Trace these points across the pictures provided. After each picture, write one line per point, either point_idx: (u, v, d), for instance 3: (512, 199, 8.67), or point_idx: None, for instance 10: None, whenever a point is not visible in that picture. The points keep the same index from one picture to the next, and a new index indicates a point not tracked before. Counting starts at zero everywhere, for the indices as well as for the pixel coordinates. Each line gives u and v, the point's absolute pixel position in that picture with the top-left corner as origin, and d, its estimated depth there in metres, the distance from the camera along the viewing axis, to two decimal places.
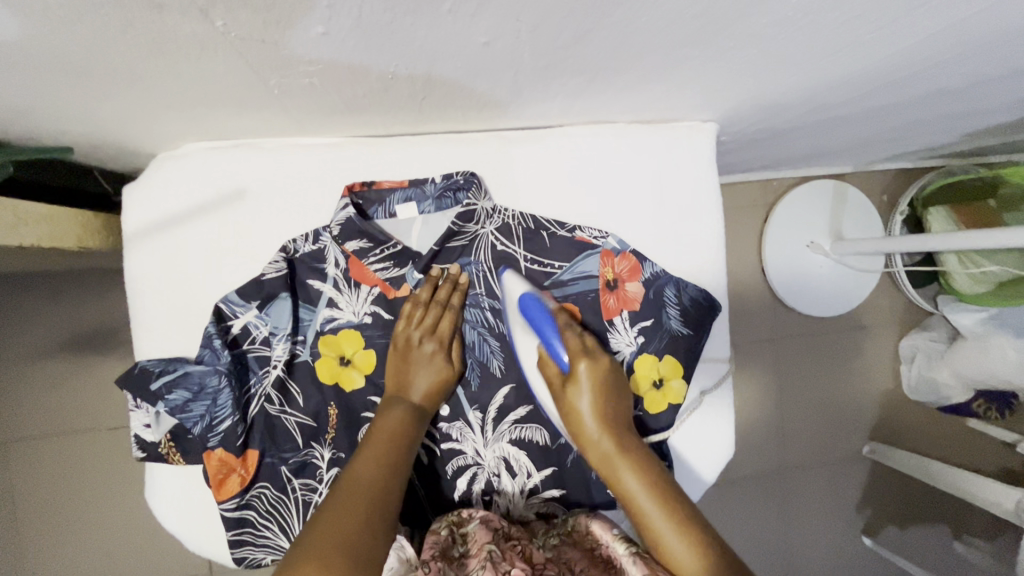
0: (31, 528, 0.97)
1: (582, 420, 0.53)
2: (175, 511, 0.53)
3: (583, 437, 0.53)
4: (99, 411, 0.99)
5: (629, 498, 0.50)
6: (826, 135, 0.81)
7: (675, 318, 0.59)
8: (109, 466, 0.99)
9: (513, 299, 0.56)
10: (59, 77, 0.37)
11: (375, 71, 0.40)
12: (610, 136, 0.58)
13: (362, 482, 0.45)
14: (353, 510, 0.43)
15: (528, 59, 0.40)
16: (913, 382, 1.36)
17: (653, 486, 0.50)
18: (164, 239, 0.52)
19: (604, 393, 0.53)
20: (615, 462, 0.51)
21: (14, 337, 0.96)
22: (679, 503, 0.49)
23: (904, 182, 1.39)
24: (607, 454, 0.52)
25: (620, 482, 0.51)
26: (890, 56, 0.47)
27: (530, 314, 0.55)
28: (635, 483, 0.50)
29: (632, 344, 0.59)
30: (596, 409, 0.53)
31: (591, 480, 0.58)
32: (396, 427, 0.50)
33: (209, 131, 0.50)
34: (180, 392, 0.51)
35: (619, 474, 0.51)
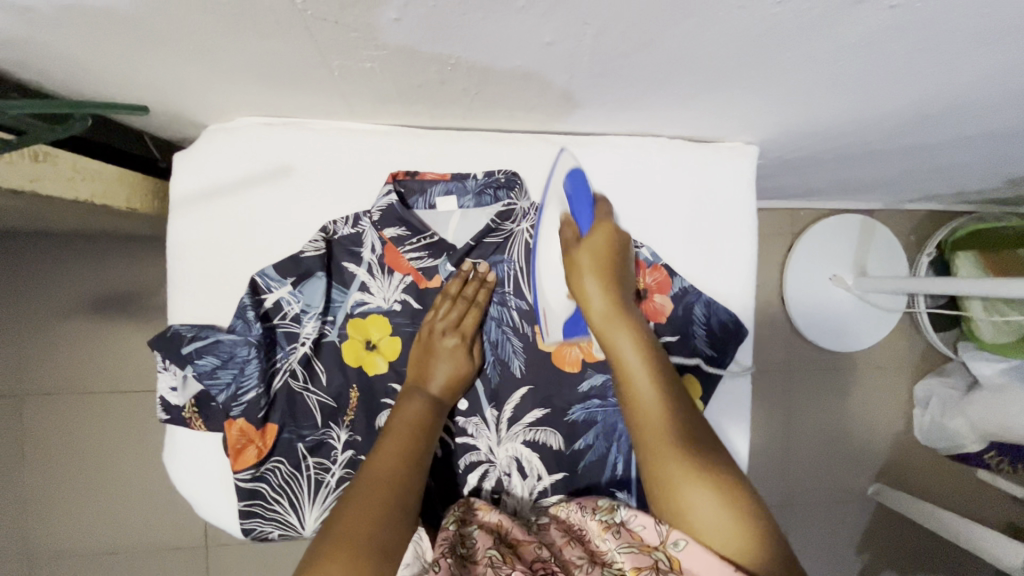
0: (38, 482, 0.99)
1: (586, 285, 0.53)
2: (190, 477, 0.54)
3: (584, 299, 0.53)
4: (114, 372, 1.00)
5: (626, 373, 0.50)
6: (864, 168, 0.80)
7: (701, 338, 0.60)
8: (118, 427, 1.01)
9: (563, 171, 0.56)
10: (135, 41, 0.38)
11: (436, 62, 0.40)
12: (651, 149, 0.59)
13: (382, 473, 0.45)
14: (374, 503, 0.42)
15: (587, 64, 0.40)
16: (925, 427, 1.34)
17: (650, 361, 0.49)
18: (209, 207, 0.53)
19: (610, 273, 0.54)
20: (615, 326, 0.51)
21: (43, 293, 0.98)
22: (677, 399, 0.48)
23: (934, 224, 1.37)
24: (611, 320, 0.51)
25: (617, 349, 0.50)
26: (946, 94, 0.47)
27: (573, 189, 0.56)
28: (633, 352, 0.50)
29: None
30: (603, 285, 0.53)
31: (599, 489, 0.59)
32: (416, 414, 0.50)
33: (264, 107, 0.51)
34: (209, 359, 0.51)
35: (617, 339, 0.51)
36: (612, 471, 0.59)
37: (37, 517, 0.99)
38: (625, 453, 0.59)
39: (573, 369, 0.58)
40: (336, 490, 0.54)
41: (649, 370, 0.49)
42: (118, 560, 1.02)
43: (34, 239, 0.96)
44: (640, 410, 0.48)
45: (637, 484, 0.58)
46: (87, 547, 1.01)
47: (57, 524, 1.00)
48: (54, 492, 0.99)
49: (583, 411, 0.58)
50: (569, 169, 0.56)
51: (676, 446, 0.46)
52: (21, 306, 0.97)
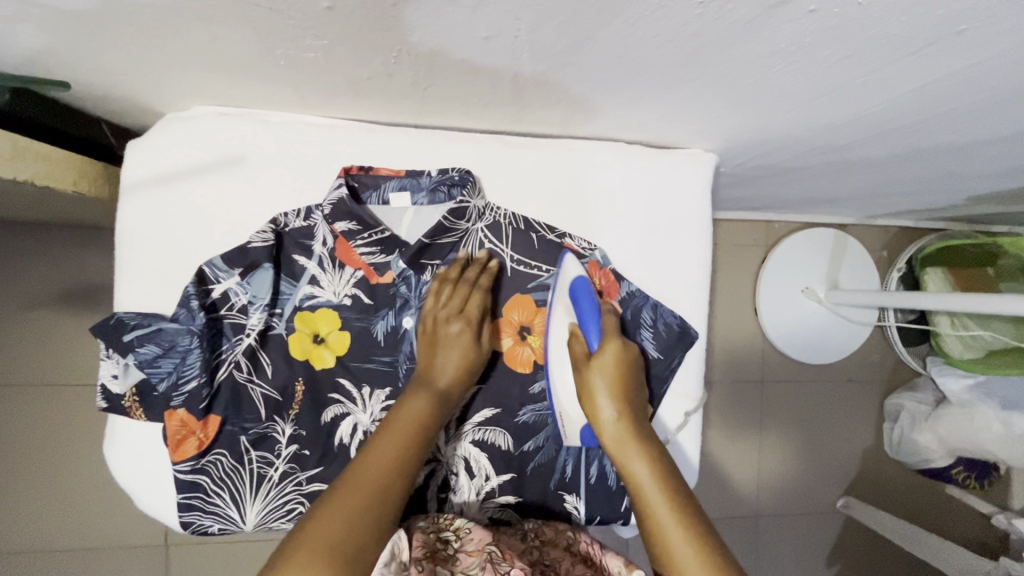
0: None
1: (599, 404, 0.54)
2: (128, 468, 0.53)
3: (597, 419, 0.54)
4: (73, 364, 0.99)
5: (637, 486, 0.50)
6: (826, 180, 0.82)
7: (649, 340, 0.60)
8: (74, 421, 0.99)
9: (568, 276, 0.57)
10: (76, 23, 0.38)
11: (380, 53, 0.41)
12: (608, 152, 0.59)
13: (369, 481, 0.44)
14: (350, 511, 0.41)
15: (529, 61, 0.41)
16: (895, 442, 1.34)
17: (667, 488, 0.49)
18: (158, 194, 0.52)
19: (622, 389, 0.54)
20: (626, 446, 0.52)
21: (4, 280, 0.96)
22: (690, 507, 0.48)
23: (906, 241, 1.40)
24: (624, 440, 0.52)
25: (629, 469, 0.51)
26: (885, 103, 0.49)
27: (580, 299, 0.57)
28: (644, 471, 0.50)
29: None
30: (616, 401, 0.54)
31: (547, 490, 0.59)
32: (416, 413, 0.50)
33: (217, 95, 0.51)
34: (150, 347, 0.50)
35: (629, 459, 0.51)
36: (560, 473, 0.59)
37: None
38: (573, 456, 0.59)
39: (524, 368, 0.58)
40: (278, 485, 0.53)
41: (659, 480, 0.50)
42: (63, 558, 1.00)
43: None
44: (649, 518, 0.48)
45: (585, 487, 0.59)
46: (31, 544, 0.99)
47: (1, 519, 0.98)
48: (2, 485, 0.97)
49: (533, 412, 0.58)
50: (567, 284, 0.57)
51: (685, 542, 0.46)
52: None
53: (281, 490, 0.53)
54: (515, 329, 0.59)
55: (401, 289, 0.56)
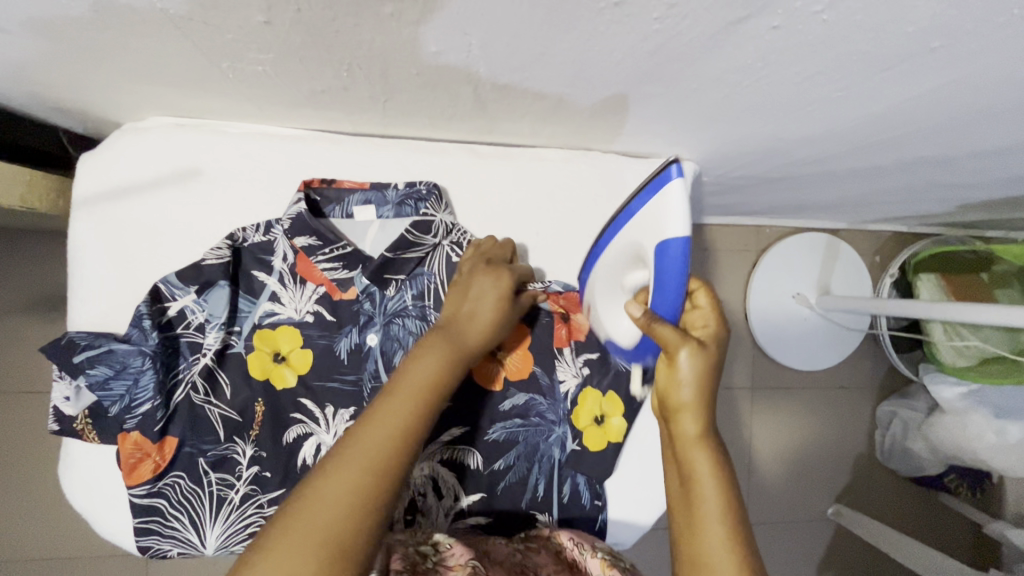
0: None
1: (679, 377, 0.44)
2: (83, 491, 0.51)
3: (671, 386, 0.45)
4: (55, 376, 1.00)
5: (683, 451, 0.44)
6: (811, 189, 0.80)
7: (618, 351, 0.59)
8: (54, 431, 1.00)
9: (654, 238, 0.46)
10: (8, 36, 0.36)
11: (329, 67, 0.39)
12: (581, 164, 0.58)
13: (367, 463, 0.34)
14: (352, 484, 0.33)
15: (486, 74, 0.39)
16: (887, 449, 1.34)
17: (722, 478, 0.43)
18: (110, 209, 0.51)
19: (709, 371, 0.45)
20: (688, 421, 0.45)
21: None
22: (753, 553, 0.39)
23: (899, 246, 1.38)
24: (689, 419, 0.44)
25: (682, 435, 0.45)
26: (862, 117, 0.47)
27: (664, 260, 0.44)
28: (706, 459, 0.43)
29: (576, 377, 0.59)
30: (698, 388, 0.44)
31: (520, 513, 0.57)
32: (431, 369, 0.41)
33: (172, 106, 0.49)
34: (101, 368, 0.48)
35: (685, 429, 0.45)
36: (531, 495, 0.57)
37: None
38: (544, 475, 0.58)
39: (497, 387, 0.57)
40: (240, 508, 0.52)
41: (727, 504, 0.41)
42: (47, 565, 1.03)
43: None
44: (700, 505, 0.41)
45: (558, 506, 0.57)
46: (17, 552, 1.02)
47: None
48: None
49: (504, 430, 0.57)
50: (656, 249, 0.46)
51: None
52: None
53: (242, 513, 0.52)
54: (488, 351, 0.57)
55: (366, 305, 0.54)
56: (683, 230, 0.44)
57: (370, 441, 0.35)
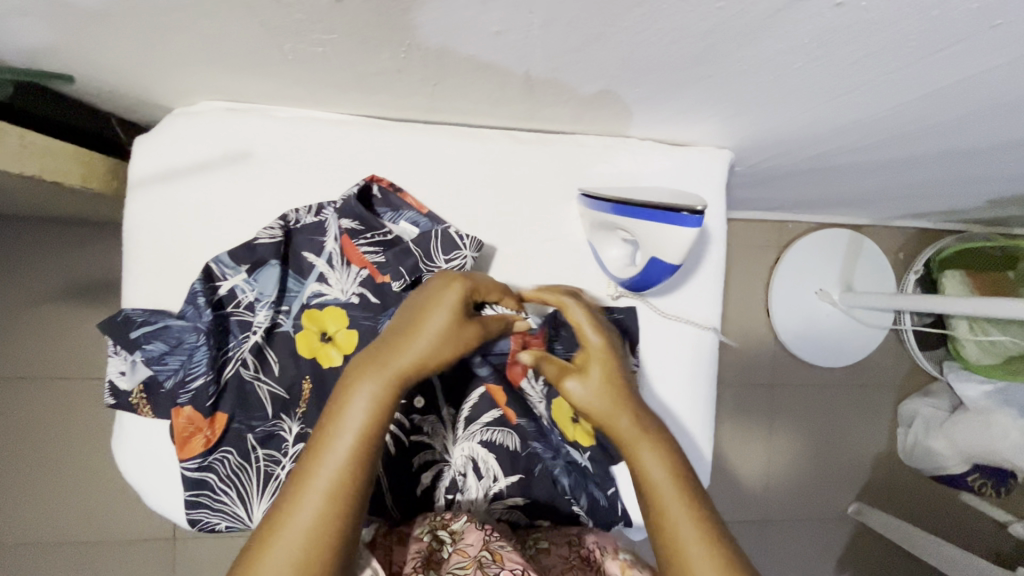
0: (13, 461, 1.04)
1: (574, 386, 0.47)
2: (135, 466, 0.53)
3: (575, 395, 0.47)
4: (97, 362, 1.05)
5: (640, 469, 0.43)
6: (842, 181, 0.80)
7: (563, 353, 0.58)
8: (97, 413, 1.06)
9: (652, 250, 0.52)
10: (86, 17, 0.38)
11: (389, 49, 0.40)
12: (620, 150, 0.59)
13: (302, 535, 0.35)
14: (292, 537, 0.34)
15: (541, 56, 0.40)
16: (909, 449, 1.32)
17: (678, 476, 0.42)
18: (166, 190, 0.52)
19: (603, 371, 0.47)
20: (635, 430, 0.44)
21: (31, 276, 1.02)
22: (711, 516, 0.41)
23: (923, 243, 1.37)
24: (631, 423, 0.45)
25: (636, 455, 0.44)
26: (907, 103, 0.47)
27: (654, 269, 0.53)
28: (654, 462, 0.43)
29: (542, 398, 0.59)
30: (601, 387, 0.47)
31: (552, 515, 0.57)
32: (362, 421, 0.38)
33: (226, 90, 0.51)
34: (157, 344, 0.50)
35: (637, 445, 0.44)
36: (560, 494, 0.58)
37: (12, 496, 1.04)
38: (575, 475, 0.58)
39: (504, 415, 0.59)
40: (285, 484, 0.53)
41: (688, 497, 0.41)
42: (88, 549, 1.07)
43: (25, 222, 1.01)
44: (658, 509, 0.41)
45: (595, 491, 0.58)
46: (60, 535, 1.06)
47: (29, 510, 1.05)
48: (29, 470, 1.05)
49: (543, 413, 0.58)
50: (651, 257, 0.53)
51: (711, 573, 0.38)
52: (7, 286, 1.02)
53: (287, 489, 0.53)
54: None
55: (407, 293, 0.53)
56: (676, 260, 0.52)
57: (307, 504, 0.35)
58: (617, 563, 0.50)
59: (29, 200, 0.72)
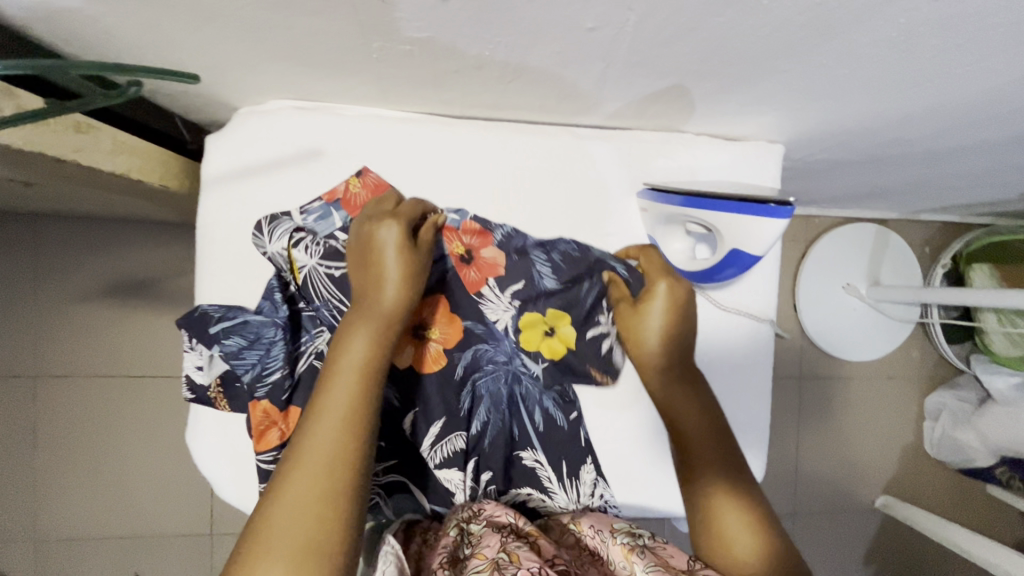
0: (57, 458, 1.06)
1: (648, 343, 0.57)
2: (211, 459, 0.54)
3: (645, 357, 0.58)
4: (139, 360, 1.07)
5: (682, 433, 0.56)
6: (883, 174, 0.81)
7: (547, 276, 0.58)
8: (139, 410, 1.07)
9: (734, 243, 0.52)
10: (187, 19, 0.39)
11: (476, 46, 0.41)
12: (678, 145, 0.59)
13: (322, 464, 0.41)
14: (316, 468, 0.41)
15: (625, 51, 0.41)
16: (935, 440, 1.34)
17: (713, 438, 0.55)
18: (238, 187, 0.53)
19: (669, 333, 0.57)
20: (676, 396, 0.57)
21: (76, 275, 1.04)
22: (731, 469, 0.54)
23: (949, 236, 1.37)
24: (673, 386, 0.57)
25: (678, 415, 0.56)
26: (973, 94, 0.48)
27: (731, 260, 0.54)
28: (694, 422, 0.56)
29: (509, 310, 0.57)
30: (664, 344, 0.57)
31: (506, 449, 0.58)
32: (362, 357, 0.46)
33: (300, 89, 0.51)
34: (235, 339, 0.51)
35: (678, 412, 0.56)
36: (502, 432, 0.58)
37: (55, 493, 1.06)
38: (508, 410, 0.58)
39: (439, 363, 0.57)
40: None
41: (717, 457, 0.54)
42: (130, 544, 1.08)
43: (69, 222, 1.03)
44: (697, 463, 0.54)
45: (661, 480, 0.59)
46: (103, 531, 1.08)
47: (74, 507, 1.06)
48: (73, 467, 1.06)
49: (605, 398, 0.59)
50: (732, 248, 0.53)
51: (722, 490, 0.52)
52: (51, 287, 1.04)
53: None
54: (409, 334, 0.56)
55: None
56: (758, 253, 0.52)
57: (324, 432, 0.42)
58: (619, 548, 0.50)
59: (87, 202, 0.73)
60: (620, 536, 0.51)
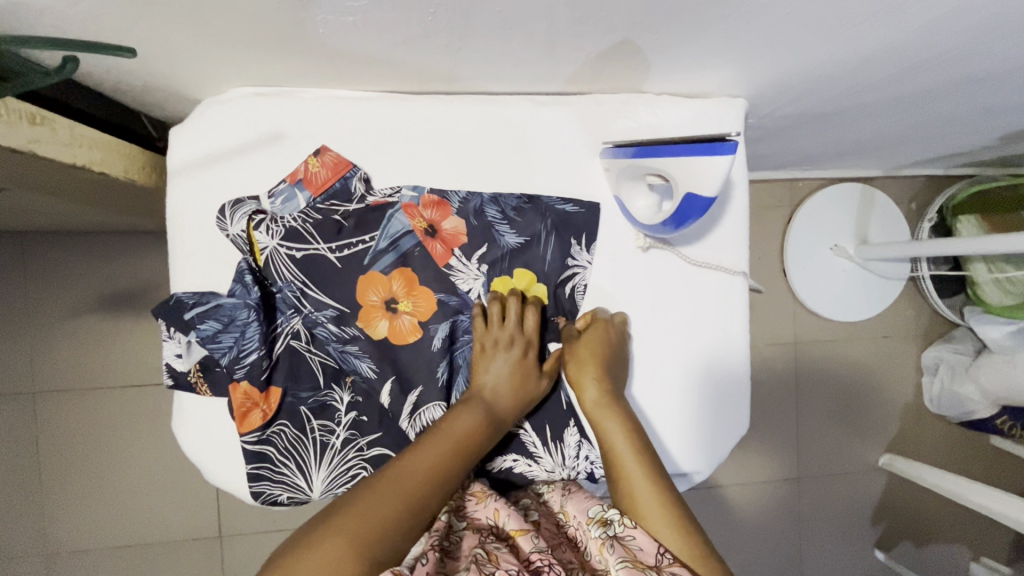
0: (61, 471, 1.07)
1: (581, 372, 0.58)
2: (198, 445, 0.55)
3: (581, 383, 0.58)
4: (135, 369, 1.08)
5: (613, 451, 0.55)
6: (855, 126, 0.81)
7: (508, 236, 0.58)
8: (139, 418, 1.09)
9: (686, 185, 0.50)
10: (131, 8, 0.40)
11: (416, 13, 0.42)
12: (638, 105, 0.60)
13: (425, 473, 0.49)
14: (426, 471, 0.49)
15: (564, 8, 0.42)
16: (936, 396, 1.33)
17: (640, 454, 0.54)
18: (203, 176, 0.54)
19: (603, 359, 0.57)
20: (604, 414, 0.57)
21: (65, 290, 1.06)
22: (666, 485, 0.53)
23: (935, 191, 1.36)
24: (603, 406, 0.57)
25: (607, 434, 0.56)
26: (922, 29, 0.48)
27: (687, 207, 0.51)
28: (620, 438, 0.55)
29: (479, 278, 0.58)
30: (597, 370, 0.57)
31: None
32: (466, 425, 0.54)
33: (255, 74, 0.52)
34: (210, 323, 0.53)
35: (609, 427, 0.56)
36: None
37: (62, 506, 1.07)
38: None
39: (413, 335, 0.56)
40: (341, 451, 0.55)
41: (650, 476, 0.53)
42: (141, 552, 1.10)
43: (52, 237, 1.04)
44: (626, 481, 0.53)
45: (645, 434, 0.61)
46: (113, 540, 1.09)
47: (82, 518, 1.08)
48: (77, 479, 1.08)
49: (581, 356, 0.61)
50: (685, 193, 0.50)
51: (650, 499, 0.52)
52: (42, 302, 1.05)
53: (344, 455, 0.55)
54: (383, 307, 0.56)
55: (416, 249, 0.56)
56: (710, 192, 0.49)
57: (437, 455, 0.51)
58: (596, 542, 0.52)
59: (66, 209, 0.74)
60: (595, 528, 0.52)
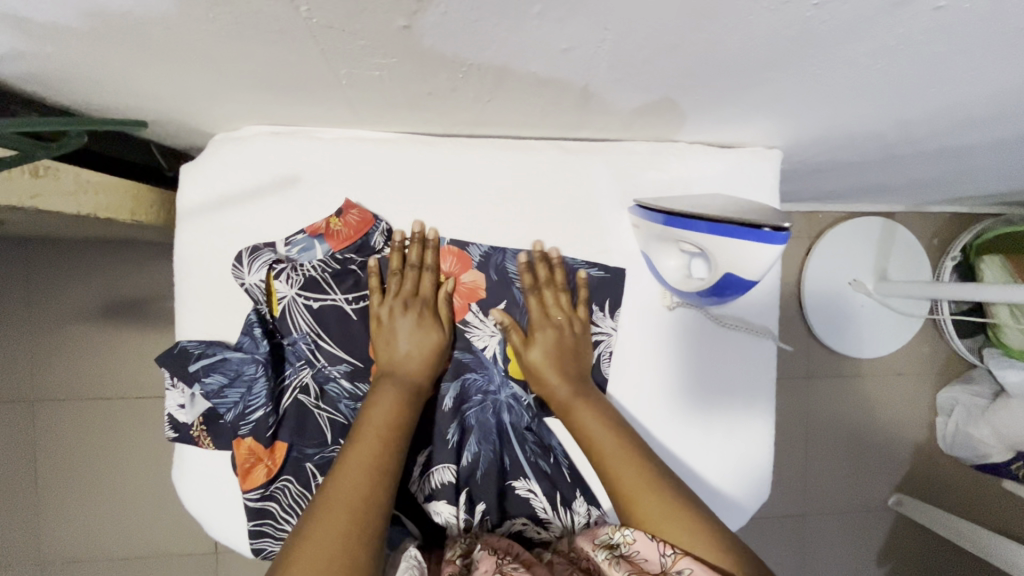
0: (56, 481, 1.05)
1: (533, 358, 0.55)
2: (199, 496, 0.53)
3: (545, 380, 0.55)
4: (135, 381, 1.06)
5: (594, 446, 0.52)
6: (889, 171, 0.78)
7: None
8: (138, 429, 1.07)
9: (727, 267, 0.49)
10: (150, 57, 0.37)
11: (447, 69, 0.39)
12: (670, 155, 0.57)
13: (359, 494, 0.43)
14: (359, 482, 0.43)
15: (605, 69, 0.39)
16: (949, 436, 1.30)
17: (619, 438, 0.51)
18: (215, 218, 0.52)
19: (558, 346, 0.55)
20: (575, 402, 0.54)
21: (67, 298, 1.04)
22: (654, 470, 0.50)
23: (958, 227, 1.33)
24: (574, 396, 0.54)
25: (579, 423, 0.53)
26: (978, 97, 0.46)
27: (726, 285, 0.51)
28: (596, 426, 0.52)
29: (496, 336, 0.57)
30: (552, 356, 0.55)
31: (499, 479, 0.57)
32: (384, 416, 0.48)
33: (272, 114, 0.50)
34: (216, 377, 0.51)
35: (582, 417, 0.53)
36: (495, 459, 0.57)
37: (57, 515, 1.06)
38: (496, 437, 0.57)
39: None
40: None
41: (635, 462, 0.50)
42: (135, 564, 1.08)
43: (56, 245, 1.02)
44: (613, 473, 0.50)
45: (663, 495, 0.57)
46: (108, 552, 1.07)
47: (77, 528, 1.06)
48: (72, 489, 1.06)
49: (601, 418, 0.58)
50: (726, 273, 0.50)
51: (650, 492, 0.48)
52: (44, 311, 1.03)
53: None
54: None
55: None
56: (755, 276, 0.50)
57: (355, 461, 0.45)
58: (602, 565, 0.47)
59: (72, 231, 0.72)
60: (599, 551, 0.48)
